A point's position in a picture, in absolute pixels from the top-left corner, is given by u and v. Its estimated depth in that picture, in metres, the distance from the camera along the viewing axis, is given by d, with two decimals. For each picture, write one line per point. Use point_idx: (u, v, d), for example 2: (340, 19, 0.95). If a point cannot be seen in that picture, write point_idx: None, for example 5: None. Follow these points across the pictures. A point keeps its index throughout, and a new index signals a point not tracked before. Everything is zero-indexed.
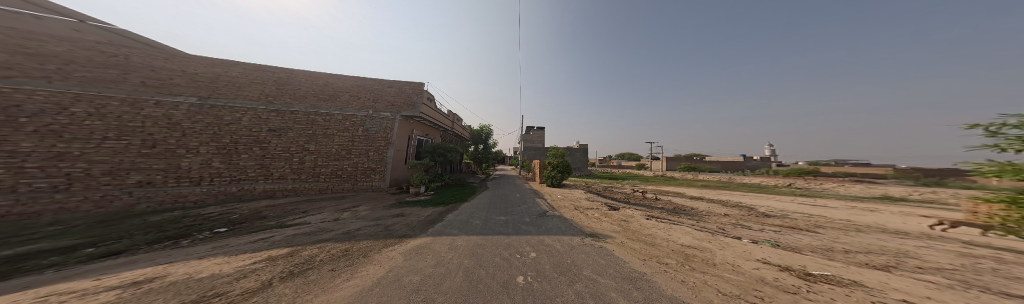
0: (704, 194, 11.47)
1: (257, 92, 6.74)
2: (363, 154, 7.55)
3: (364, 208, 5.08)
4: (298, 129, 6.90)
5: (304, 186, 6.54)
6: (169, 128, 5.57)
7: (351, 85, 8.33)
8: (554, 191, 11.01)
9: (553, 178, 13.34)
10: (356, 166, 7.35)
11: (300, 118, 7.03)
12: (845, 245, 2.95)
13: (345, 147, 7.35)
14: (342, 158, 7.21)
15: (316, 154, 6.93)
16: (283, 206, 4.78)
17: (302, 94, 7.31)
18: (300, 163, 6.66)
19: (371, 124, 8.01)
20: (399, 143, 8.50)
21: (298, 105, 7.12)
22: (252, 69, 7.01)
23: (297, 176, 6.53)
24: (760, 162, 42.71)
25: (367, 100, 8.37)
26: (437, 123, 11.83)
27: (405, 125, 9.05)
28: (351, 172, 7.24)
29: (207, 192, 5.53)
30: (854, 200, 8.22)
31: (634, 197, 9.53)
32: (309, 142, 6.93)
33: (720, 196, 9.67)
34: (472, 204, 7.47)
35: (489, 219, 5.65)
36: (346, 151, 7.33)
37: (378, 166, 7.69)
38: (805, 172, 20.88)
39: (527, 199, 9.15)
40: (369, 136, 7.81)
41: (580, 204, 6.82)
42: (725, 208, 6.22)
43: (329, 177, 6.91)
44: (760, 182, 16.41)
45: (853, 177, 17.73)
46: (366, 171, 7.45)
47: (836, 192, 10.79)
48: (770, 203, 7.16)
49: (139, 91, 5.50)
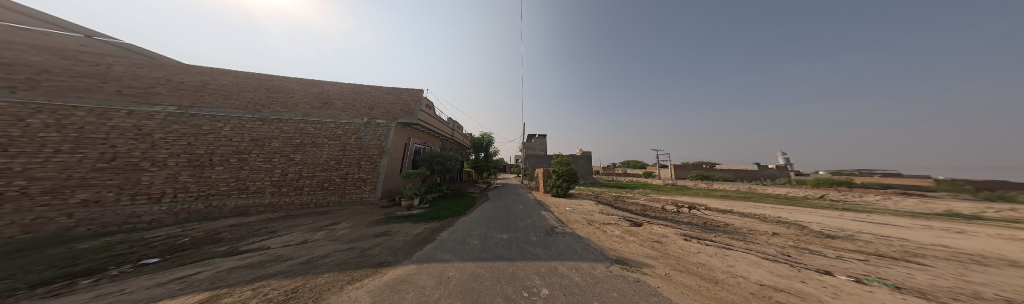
0: (730, 206, 10.40)
1: (244, 100, 6.52)
2: (353, 164, 7.00)
3: (344, 225, 4.35)
4: (284, 138, 6.49)
5: (284, 201, 5.94)
6: (137, 139, 5.21)
7: (347, 92, 8.09)
8: (561, 202, 10.15)
9: (558, 188, 12.49)
10: (344, 177, 6.75)
11: (288, 126, 6.67)
12: (987, 286, 2.04)
13: (334, 156, 6.83)
14: (329, 169, 6.66)
15: (302, 165, 6.42)
16: (251, 225, 4.09)
17: (294, 102, 7.08)
18: (282, 175, 6.13)
19: (364, 132, 7.58)
20: (395, 151, 7.99)
21: (288, 113, 6.84)
22: (242, 77, 6.92)
23: (275, 190, 5.94)
24: (776, 171, 40.69)
25: (363, 107, 8.06)
26: (436, 131, 11.46)
27: (403, 133, 8.64)
28: (339, 183, 6.63)
29: (166, 211, 4.93)
30: (916, 217, 7.13)
31: (652, 209, 8.62)
32: (295, 151, 6.47)
33: (750, 209, 8.58)
34: (472, 220, 6.63)
35: (489, 238, 4.83)
36: (334, 161, 6.79)
37: (368, 177, 7.07)
38: (835, 183, 19.33)
39: (533, 212, 8.26)
40: (361, 144, 7.34)
41: (593, 218, 5.98)
42: (768, 225, 5.26)
43: (312, 191, 6.29)
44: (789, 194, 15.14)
45: (891, 189, 16.18)
46: (352, 182, 6.80)
47: (886, 208, 9.62)
48: (819, 220, 6.12)
49: (111, 101, 5.25)
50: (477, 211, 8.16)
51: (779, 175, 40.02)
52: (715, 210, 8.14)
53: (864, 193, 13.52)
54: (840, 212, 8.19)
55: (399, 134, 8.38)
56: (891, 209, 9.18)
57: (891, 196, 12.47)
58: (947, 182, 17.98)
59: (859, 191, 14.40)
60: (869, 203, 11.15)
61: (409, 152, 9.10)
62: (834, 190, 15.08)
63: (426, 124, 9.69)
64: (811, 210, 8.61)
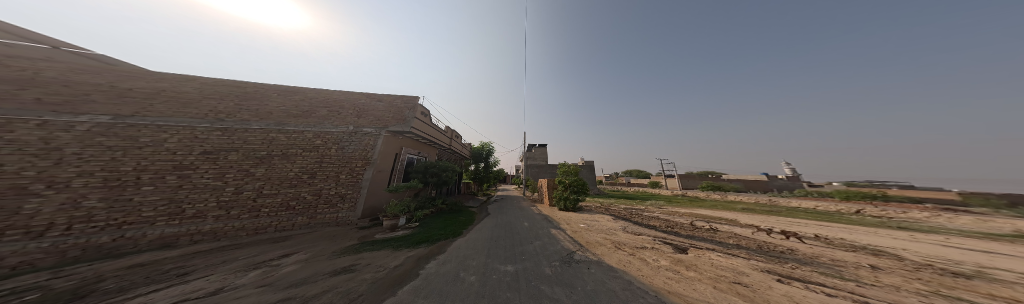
0: (764, 224, 9.43)
1: (206, 109, 5.97)
2: (329, 178, 6.13)
3: (295, 258, 3.06)
4: (246, 150, 5.73)
5: (233, 225, 4.76)
6: (38, 156, 3.92)
7: (330, 100, 7.62)
8: (571, 218, 9.05)
9: (566, 201, 11.32)
10: (315, 194, 5.78)
11: (253, 136, 5.97)
12: None
13: (305, 170, 5.99)
14: (298, 185, 5.73)
15: (264, 181, 5.49)
16: (161, 261, 2.84)
17: (267, 110, 6.57)
18: (234, 194, 5.12)
19: (347, 142, 6.89)
20: (382, 162, 7.16)
21: (258, 122, 6.26)
22: (211, 84, 6.53)
23: (221, 214, 4.82)
24: (789, 182, 39.26)
25: (347, 114, 7.49)
26: (432, 140, 10.74)
27: (395, 142, 7.92)
28: (307, 202, 5.61)
29: (47, 250, 3.28)
30: (1006, 243, 5.96)
31: (682, 226, 8.01)
32: (258, 165, 5.64)
33: (803, 232, 7.28)
34: (468, 243, 5.43)
35: (489, 271, 3.65)
36: (303, 174, 5.91)
37: (345, 193, 6.12)
38: (871, 197, 18.00)
39: (541, 231, 7.06)
40: (342, 155, 6.60)
41: (620, 239, 5.00)
42: (856, 261, 4.05)
43: (267, 214, 5.16)
44: (826, 215, 14.03)
45: (933, 206, 14.94)
46: (320, 202, 5.73)
47: (950, 233, 8.51)
48: (909, 253, 4.87)
49: (23, 110, 4.28)
50: (475, 230, 6.94)
51: (792, 186, 38.66)
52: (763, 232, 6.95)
53: (914, 218, 12.10)
54: (916, 241, 6.82)
55: (390, 143, 7.66)
56: (955, 234, 8.17)
57: (953, 222, 11.12)
58: (983, 197, 16.87)
59: (903, 215, 13.06)
60: (925, 227, 10.01)
61: (400, 162, 8.26)
62: (873, 213, 13.79)
63: (420, 133, 9.03)
64: (878, 237, 7.25)
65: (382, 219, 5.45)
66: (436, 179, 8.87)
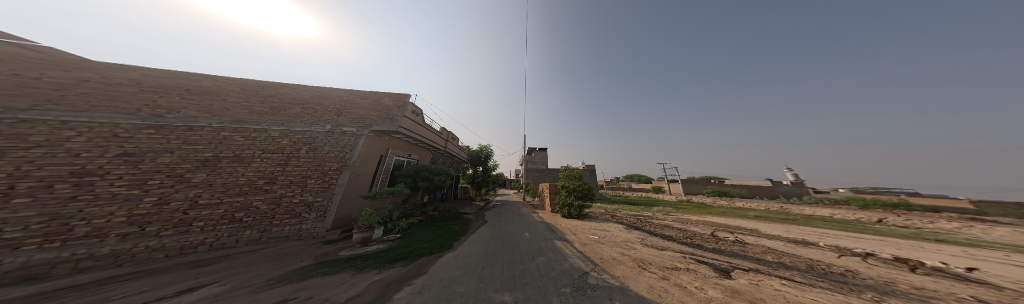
0: (788, 234, 8.58)
1: (139, 103, 4.89)
2: (291, 183, 5.33)
3: (208, 291, 2.15)
4: (185, 151, 4.71)
5: (152, 244, 3.54)
6: None
7: (308, 95, 7.19)
8: (574, 227, 8.25)
9: (570, 208, 10.36)
10: (272, 203, 4.93)
11: (199, 136, 5.03)
12: None
13: (263, 175, 5.13)
14: (251, 193, 4.82)
15: (203, 189, 4.43)
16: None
17: (225, 106, 5.75)
18: (158, 204, 3.91)
19: (321, 141, 6.30)
20: (362, 165, 6.51)
21: (209, 119, 5.37)
22: (155, 76, 5.59)
23: (132, 231, 3.51)
24: (794, 188, 38.51)
25: (325, 110, 7.08)
26: (424, 142, 10.03)
27: (378, 143, 7.32)
28: (261, 213, 4.72)
29: None
30: None
31: (702, 237, 7.23)
32: (198, 169, 4.60)
33: (848, 248, 6.31)
34: (459, 262, 4.45)
35: (481, 303, 2.64)
36: (260, 180, 5.06)
37: (313, 201, 5.38)
38: (888, 205, 17.19)
39: (546, 243, 6.19)
40: (314, 157, 5.91)
41: (643, 256, 4.13)
42: (951, 294, 3.13)
43: (200, 229, 4.04)
44: (847, 225, 13.17)
45: (956, 215, 14.16)
46: (276, 213, 4.86)
47: (993, 247, 7.72)
48: (993, 279, 3.98)
49: None
50: (467, 242, 6.03)
51: (798, 193, 37.86)
52: (803, 248, 6.03)
53: (945, 230, 11.21)
54: (974, 258, 5.94)
55: (373, 144, 7.08)
56: (999, 249, 7.39)
57: (988, 234, 10.30)
58: (1005, 207, 16.14)
59: (933, 226, 12.12)
60: (961, 239, 9.20)
61: (385, 165, 7.60)
62: (900, 224, 12.82)
63: (409, 134, 8.44)
64: (929, 253, 6.33)
65: (352, 232, 4.50)
66: (424, 184, 8.13)
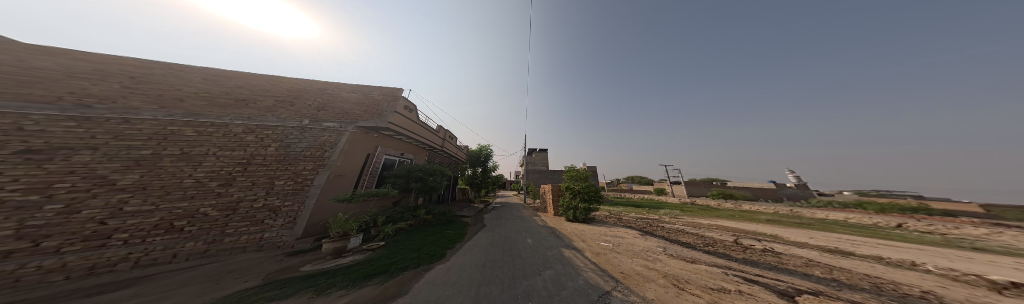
0: (817, 241, 7.85)
1: (61, 89, 3.85)
2: (250, 187, 4.61)
3: None
4: (112, 149, 3.70)
5: (49, 264, 2.50)
6: None
7: (285, 88, 6.56)
8: (582, 232, 7.54)
9: (576, 210, 9.76)
10: (227, 208, 4.17)
11: (139, 131, 4.10)
12: None
13: (217, 176, 4.39)
14: (200, 197, 4.02)
15: (135, 190, 3.53)
16: None
17: (177, 96, 4.95)
18: (65, 211, 2.88)
19: (297, 138, 5.71)
20: (344, 165, 5.88)
21: (154, 111, 4.49)
22: (92, 60, 4.64)
23: (21, 248, 2.43)
24: (799, 191, 37.90)
25: (305, 104, 6.53)
26: (419, 141, 9.40)
27: (365, 141, 6.70)
28: (209, 221, 3.92)
29: None
30: None
31: (724, 244, 6.56)
32: (129, 172, 3.63)
33: (895, 258, 5.58)
34: (450, 277, 3.70)
35: None
36: (211, 181, 4.28)
37: (280, 207, 4.71)
38: (905, 209, 16.50)
39: (552, 254, 5.50)
40: (286, 156, 5.30)
41: (676, 273, 3.38)
42: None
43: (121, 244, 3.09)
44: (866, 230, 12.52)
45: (980, 220, 13.52)
46: (232, 221, 4.11)
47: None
48: None
49: None
50: (462, 252, 5.26)
51: (803, 196, 37.26)
52: (846, 259, 5.31)
53: (974, 237, 10.56)
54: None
55: (358, 141, 6.44)
56: None
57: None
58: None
59: (957, 232, 11.50)
60: (997, 246, 8.56)
61: (373, 165, 6.96)
62: (923, 231, 12.15)
63: (401, 131, 7.80)
64: (984, 265, 5.61)
65: (322, 242, 3.66)
66: (416, 186, 7.46)
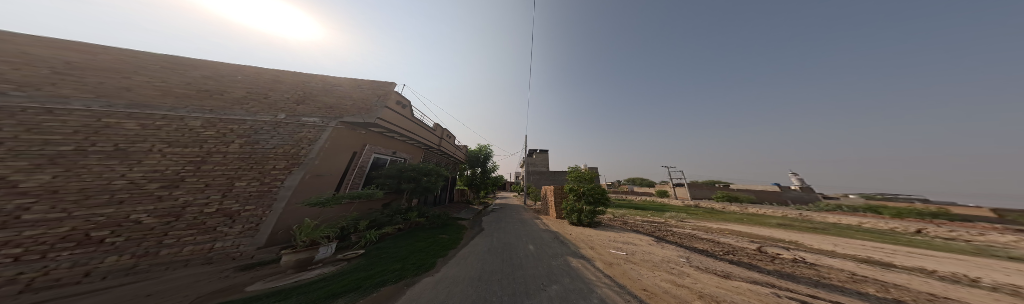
0: (843, 250, 7.22)
1: None
2: (201, 189, 3.54)
3: None
4: (20, 144, 2.49)
5: None
6: None
7: (260, 78, 5.83)
8: (588, 238, 6.94)
9: (580, 213, 9.14)
10: (168, 214, 3.07)
11: (63, 123, 2.93)
12: None
13: (160, 178, 3.25)
14: (133, 202, 2.86)
15: (41, 193, 2.31)
16: None
17: (127, 84, 3.91)
18: None
19: (268, 134, 4.85)
20: (323, 164, 5.20)
21: (90, 101, 3.37)
22: None
23: None
24: (803, 194, 37.31)
25: (283, 97, 5.83)
26: (413, 138, 8.89)
27: (350, 137, 6.13)
28: (142, 231, 2.79)
29: None
30: None
31: (748, 252, 5.93)
32: (37, 171, 2.41)
33: (947, 272, 4.92)
34: (437, 294, 3.01)
35: None
36: (151, 183, 3.14)
37: (238, 211, 3.73)
38: (922, 214, 15.84)
39: (558, 264, 4.91)
40: (251, 154, 4.37)
41: (713, 292, 2.77)
42: None
43: (10, 261, 1.89)
44: (885, 236, 11.89)
45: (1004, 226, 12.86)
46: (173, 228, 3.05)
47: None
48: None
49: None
50: (455, 263, 4.54)
51: (808, 199, 36.64)
52: (893, 273, 4.66)
53: (1003, 244, 9.95)
54: None
55: (342, 138, 5.87)
56: None
57: None
58: None
59: (982, 239, 10.89)
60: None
61: (358, 164, 6.41)
62: (945, 238, 11.56)
63: (391, 127, 7.32)
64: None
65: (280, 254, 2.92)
66: (406, 187, 6.90)
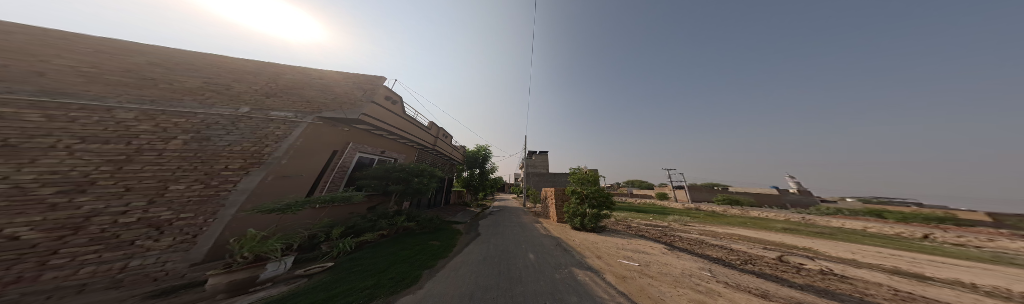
0: (863, 258, 6.77)
1: None
2: (115, 196, 2.50)
3: None
4: None
5: None
6: None
7: (226, 67, 5.02)
8: (592, 244, 6.40)
9: (583, 217, 8.63)
10: (63, 227, 2.06)
11: None
12: None
13: (59, 181, 2.21)
14: (12, 212, 1.85)
15: None
16: None
17: (42, 67, 2.89)
18: None
19: (224, 130, 4.03)
20: (290, 163, 4.50)
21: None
22: None
23: None
24: (801, 197, 37.34)
25: (251, 89, 5.06)
26: (403, 136, 8.35)
27: (330, 134, 5.59)
28: (19, 250, 1.79)
29: None
30: None
31: (769, 261, 5.43)
32: None
33: (990, 286, 4.45)
34: None
35: None
36: (44, 187, 2.10)
37: (169, 220, 2.79)
38: (927, 218, 15.62)
39: (562, 277, 4.34)
40: (198, 152, 3.48)
41: None
42: None
43: None
44: (894, 242, 11.57)
45: (1012, 231, 12.62)
46: (66, 245, 2.05)
47: None
48: None
49: None
50: (442, 278, 3.89)
51: (808, 202, 36.59)
52: (936, 288, 4.17)
53: (1017, 251, 9.63)
54: None
55: (318, 135, 5.28)
56: None
57: None
58: None
59: (994, 245, 10.61)
60: None
61: (339, 164, 5.83)
62: (955, 243, 11.27)
63: (377, 125, 6.79)
64: None
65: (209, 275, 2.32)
66: (392, 189, 6.36)
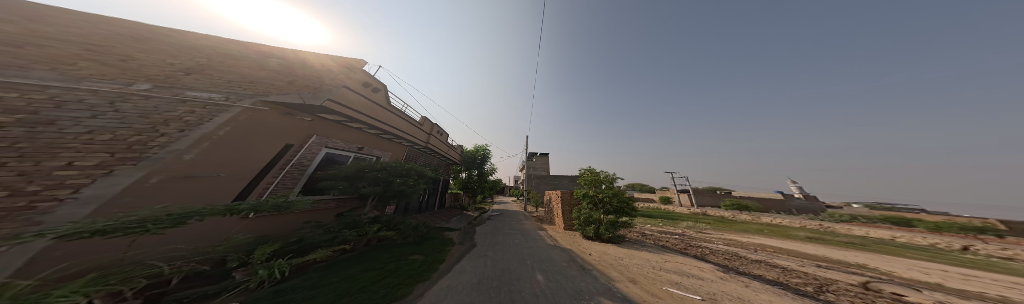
0: (945, 281, 5.53)
1: None
2: None
3: None
4: None
5: None
6: None
7: (128, 32, 3.40)
8: (612, 260, 5.11)
9: (597, 225, 7.41)
10: None
11: None
12: None
13: None
14: None
15: None
16: None
17: None
18: None
19: (87, 112, 2.43)
20: (202, 159, 3.40)
21: None
22: None
23: None
24: (808, 202, 36.34)
25: (163, 62, 3.51)
26: (382, 128, 7.25)
27: (276, 122, 4.67)
28: None
29: None
30: None
31: (848, 288, 4.19)
32: None
33: None
34: None
35: None
36: None
37: None
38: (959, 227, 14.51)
39: None
40: (19, 141, 1.86)
41: None
42: None
43: None
44: (937, 254, 10.43)
45: None
46: None
47: None
48: None
49: None
50: None
51: (816, 208, 35.41)
52: None
53: None
54: None
55: (262, 123, 4.40)
56: None
57: None
58: None
59: None
60: None
61: (295, 160, 4.96)
62: (1003, 257, 10.11)
63: (348, 114, 5.98)
64: None
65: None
66: (366, 191, 5.04)
